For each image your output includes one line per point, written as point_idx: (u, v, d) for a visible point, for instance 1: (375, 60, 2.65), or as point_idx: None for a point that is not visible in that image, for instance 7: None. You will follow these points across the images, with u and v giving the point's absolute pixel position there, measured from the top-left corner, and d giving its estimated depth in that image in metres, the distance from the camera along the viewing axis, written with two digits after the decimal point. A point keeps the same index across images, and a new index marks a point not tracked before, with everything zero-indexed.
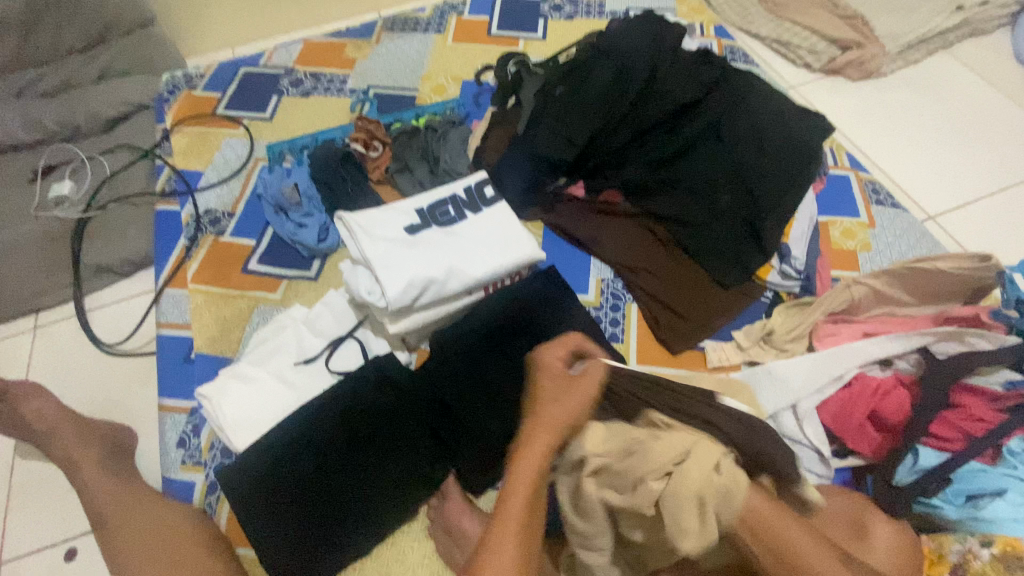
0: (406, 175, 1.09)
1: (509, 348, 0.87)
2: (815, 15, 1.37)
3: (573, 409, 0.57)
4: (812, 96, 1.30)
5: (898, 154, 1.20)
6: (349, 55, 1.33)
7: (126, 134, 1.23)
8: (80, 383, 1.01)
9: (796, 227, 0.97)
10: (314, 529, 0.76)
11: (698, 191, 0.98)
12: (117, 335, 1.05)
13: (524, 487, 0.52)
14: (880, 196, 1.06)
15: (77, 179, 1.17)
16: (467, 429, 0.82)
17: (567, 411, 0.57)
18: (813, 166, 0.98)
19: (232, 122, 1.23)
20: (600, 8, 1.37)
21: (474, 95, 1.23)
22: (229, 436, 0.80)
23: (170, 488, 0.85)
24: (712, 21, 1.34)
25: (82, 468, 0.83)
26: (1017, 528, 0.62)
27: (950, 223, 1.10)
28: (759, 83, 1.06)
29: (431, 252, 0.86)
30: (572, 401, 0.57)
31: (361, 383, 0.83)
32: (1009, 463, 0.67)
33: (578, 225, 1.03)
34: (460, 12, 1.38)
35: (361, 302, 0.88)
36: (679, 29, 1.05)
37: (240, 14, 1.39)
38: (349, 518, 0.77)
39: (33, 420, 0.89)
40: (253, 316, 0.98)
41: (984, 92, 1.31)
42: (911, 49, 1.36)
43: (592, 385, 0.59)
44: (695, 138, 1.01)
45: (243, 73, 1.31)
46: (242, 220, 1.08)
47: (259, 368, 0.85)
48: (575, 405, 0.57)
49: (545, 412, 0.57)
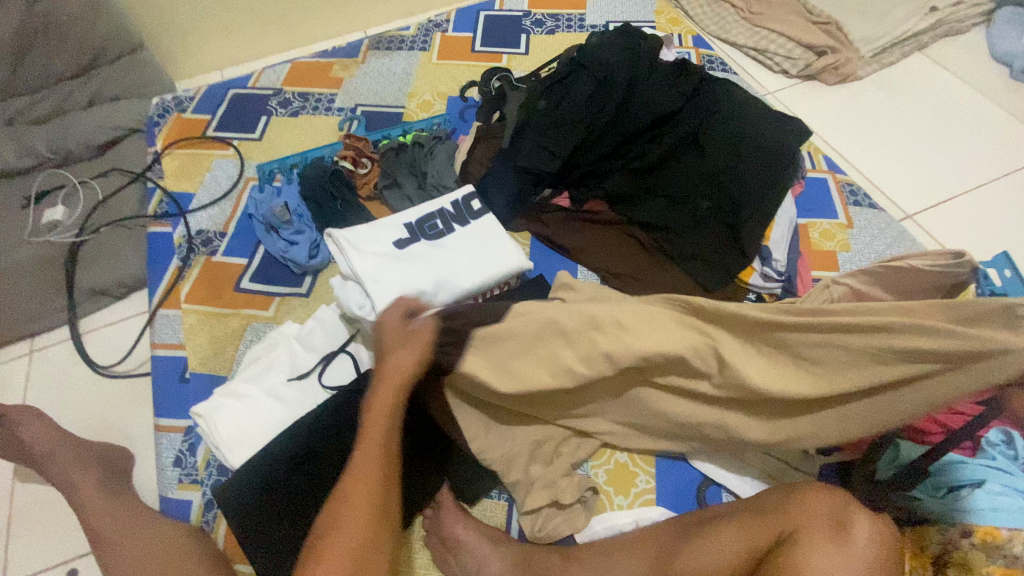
0: (394, 191, 1.11)
1: None
2: (791, 22, 1.41)
3: (416, 352, 0.65)
4: (790, 101, 1.33)
5: (876, 155, 1.23)
6: (337, 75, 1.35)
7: (117, 159, 1.25)
8: (79, 406, 1.02)
9: (776, 231, 1.00)
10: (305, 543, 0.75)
11: (679, 198, 1.00)
12: (113, 357, 1.06)
13: (379, 432, 0.60)
14: (857, 197, 1.09)
15: (70, 204, 1.18)
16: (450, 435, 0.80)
17: (411, 359, 0.64)
18: (790, 170, 1.01)
19: (223, 143, 1.25)
20: (581, 21, 1.41)
21: (460, 110, 1.25)
22: (224, 453, 0.81)
23: (168, 507, 0.86)
24: (689, 32, 1.37)
25: (81, 489, 0.84)
26: (995, 518, 0.64)
27: (928, 221, 1.13)
28: (736, 91, 1.09)
29: (418, 265, 0.88)
30: (417, 355, 0.65)
31: (353, 396, 0.84)
32: (987, 455, 0.70)
33: (564, 235, 1.04)
34: (444, 29, 1.41)
35: (351, 316, 0.89)
36: (657, 42, 1.10)
37: (228, 38, 1.42)
38: None
39: (33, 443, 0.89)
40: (245, 334, 0.99)
41: (959, 91, 1.34)
42: (886, 52, 1.39)
43: (423, 335, 0.67)
44: (675, 145, 1.03)
45: (232, 95, 1.33)
46: (233, 240, 1.10)
47: (254, 385, 0.87)
48: (418, 358, 0.65)
49: (393, 360, 0.64)
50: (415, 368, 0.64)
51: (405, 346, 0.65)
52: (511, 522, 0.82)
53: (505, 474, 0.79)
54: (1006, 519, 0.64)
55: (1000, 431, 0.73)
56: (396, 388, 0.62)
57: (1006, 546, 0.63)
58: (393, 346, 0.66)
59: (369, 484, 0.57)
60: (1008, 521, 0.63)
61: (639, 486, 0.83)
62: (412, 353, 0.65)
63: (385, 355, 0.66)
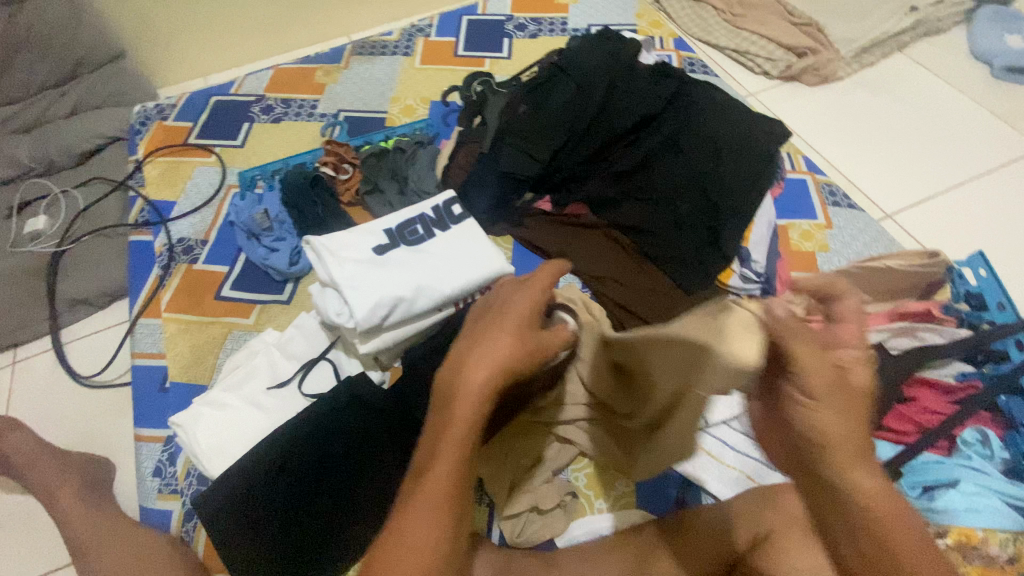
0: (376, 197, 1.11)
1: None
2: (771, 24, 1.42)
3: (494, 370, 0.51)
4: (771, 102, 1.34)
5: (857, 155, 1.24)
6: (319, 80, 1.35)
7: (99, 167, 1.24)
8: (60, 417, 1.01)
9: (756, 230, 1.00)
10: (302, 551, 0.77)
11: (660, 200, 1.00)
12: (95, 367, 1.05)
13: (445, 465, 0.49)
14: (836, 198, 1.09)
15: (51, 214, 1.17)
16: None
17: (512, 347, 0.54)
18: (770, 172, 1.01)
19: (205, 150, 1.25)
20: (563, 25, 1.41)
21: (442, 115, 1.26)
22: (203, 463, 0.81)
23: (148, 517, 0.85)
24: (671, 35, 1.38)
25: (61, 501, 0.83)
26: (972, 518, 0.64)
27: (908, 220, 1.14)
28: (716, 93, 1.10)
29: (398, 271, 0.88)
30: (520, 348, 0.54)
31: (332, 404, 0.84)
32: (963, 454, 0.71)
33: (545, 239, 1.05)
34: (427, 34, 1.41)
35: (331, 324, 0.89)
36: (636, 45, 1.10)
37: (211, 45, 1.42)
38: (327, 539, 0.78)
39: (12, 455, 0.89)
40: (226, 342, 0.99)
41: (939, 90, 1.35)
42: (866, 52, 1.40)
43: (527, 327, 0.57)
44: (656, 148, 1.03)
45: (214, 102, 1.33)
46: (215, 247, 1.10)
47: (233, 394, 0.86)
48: (524, 351, 0.55)
49: (495, 346, 0.53)
50: (517, 363, 0.54)
51: (506, 333, 0.55)
52: (491, 527, 0.81)
53: (487, 479, 0.80)
54: (981, 520, 0.64)
55: (976, 429, 0.72)
56: (493, 380, 0.52)
57: (980, 546, 0.63)
58: (495, 330, 0.55)
59: (420, 545, 0.46)
60: (983, 522, 0.64)
61: (619, 489, 0.83)
62: (489, 372, 0.51)
63: (481, 336, 0.55)
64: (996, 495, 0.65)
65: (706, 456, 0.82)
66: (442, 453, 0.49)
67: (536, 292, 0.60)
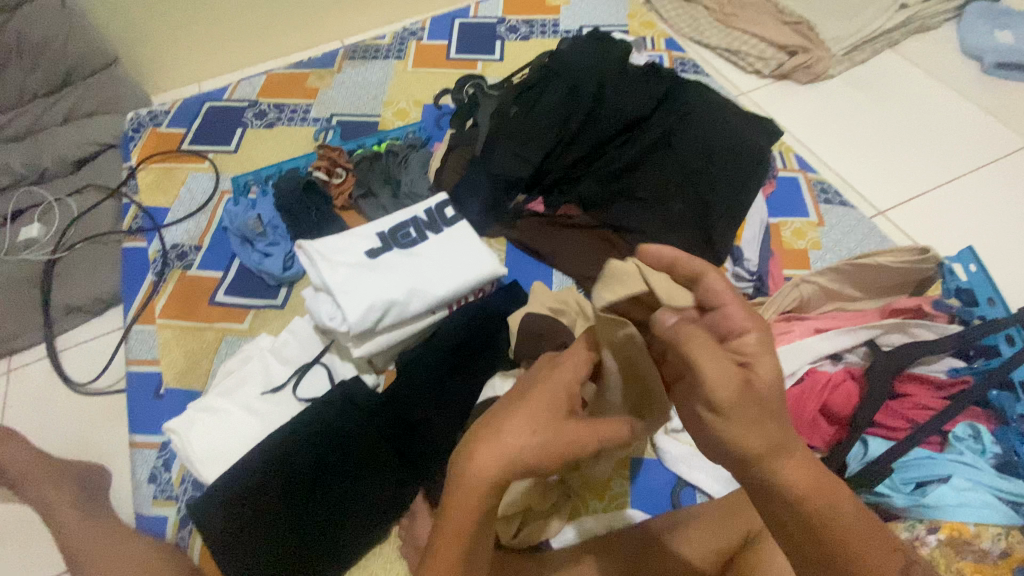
0: (370, 200, 1.11)
1: (472, 367, 0.88)
2: (762, 23, 1.42)
3: (508, 473, 0.49)
4: (763, 101, 1.34)
5: (848, 152, 1.24)
6: (312, 85, 1.36)
7: (92, 175, 1.24)
8: (56, 425, 1.01)
9: (748, 230, 1.01)
10: (303, 558, 0.77)
11: (652, 200, 1.00)
12: (90, 374, 1.05)
13: (449, 557, 0.51)
14: (828, 195, 1.10)
15: (45, 222, 1.17)
16: (434, 443, 0.83)
17: (540, 449, 0.49)
18: (761, 171, 1.02)
19: (198, 156, 1.25)
20: (555, 26, 1.42)
21: (435, 118, 1.26)
22: (198, 469, 0.81)
23: (143, 524, 0.85)
24: (662, 35, 1.38)
25: (56, 510, 0.83)
26: (960, 512, 0.65)
27: (900, 217, 1.14)
28: (707, 93, 1.10)
29: (391, 275, 0.88)
30: (552, 447, 0.50)
31: (327, 408, 0.84)
32: (955, 449, 0.71)
33: (538, 239, 1.05)
34: (419, 37, 1.42)
35: (324, 328, 0.89)
36: (626, 46, 1.11)
37: (203, 51, 1.42)
38: (323, 545, 0.78)
39: (7, 464, 0.89)
40: (220, 347, 0.99)
41: (930, 86, 1.35)
42: (857, 50, 1.41)
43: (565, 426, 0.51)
44: (647, 148, 1.04)
45: (207, 108, 1.33)
46: (209, 253, 1.10)
47: (228, 400, 0.86)
48: (555, 451, 0.50)
49: (513, 444, 0.49)
50: (546, 464, 0.50)
51: (539, 432, 0.50)
52: None
53: None
54: (973, 515, 0.65)
55: (967, 424, 0.73)
56: (506, 477, 0.49)
57: (972, 541, 0.64)
58: (522, 425, 0.50)
59: None
60: (975, 517, 0.64)
61: (615, 488, 0.84)
62: (497, 474, 0.49)
63: (502, 427, 0.50)
64: (985, 489, 0.66)
65: (697, 454, 0.84)
66: (448, 540, 0.50)
67: (576, 371, 0.58)
